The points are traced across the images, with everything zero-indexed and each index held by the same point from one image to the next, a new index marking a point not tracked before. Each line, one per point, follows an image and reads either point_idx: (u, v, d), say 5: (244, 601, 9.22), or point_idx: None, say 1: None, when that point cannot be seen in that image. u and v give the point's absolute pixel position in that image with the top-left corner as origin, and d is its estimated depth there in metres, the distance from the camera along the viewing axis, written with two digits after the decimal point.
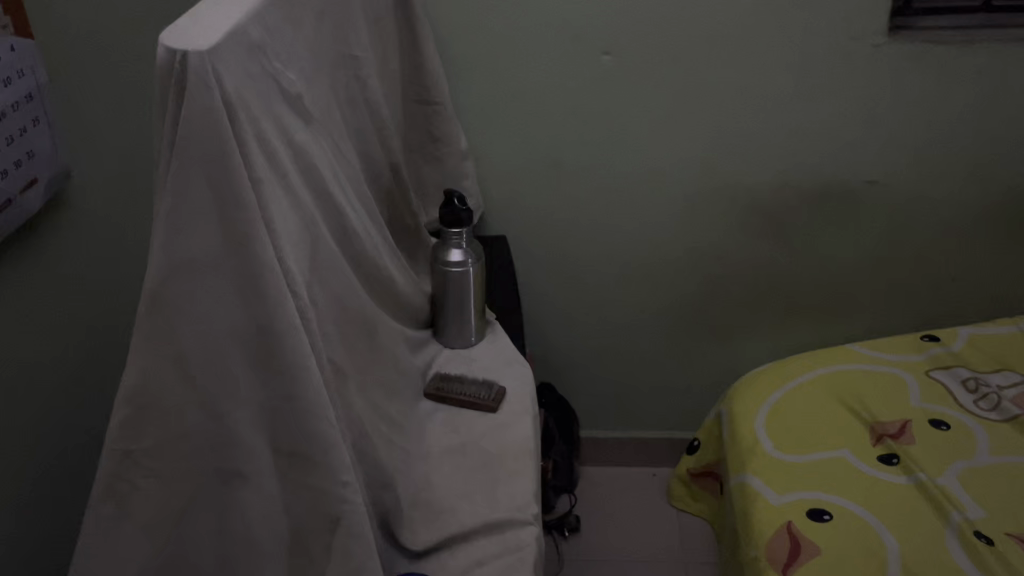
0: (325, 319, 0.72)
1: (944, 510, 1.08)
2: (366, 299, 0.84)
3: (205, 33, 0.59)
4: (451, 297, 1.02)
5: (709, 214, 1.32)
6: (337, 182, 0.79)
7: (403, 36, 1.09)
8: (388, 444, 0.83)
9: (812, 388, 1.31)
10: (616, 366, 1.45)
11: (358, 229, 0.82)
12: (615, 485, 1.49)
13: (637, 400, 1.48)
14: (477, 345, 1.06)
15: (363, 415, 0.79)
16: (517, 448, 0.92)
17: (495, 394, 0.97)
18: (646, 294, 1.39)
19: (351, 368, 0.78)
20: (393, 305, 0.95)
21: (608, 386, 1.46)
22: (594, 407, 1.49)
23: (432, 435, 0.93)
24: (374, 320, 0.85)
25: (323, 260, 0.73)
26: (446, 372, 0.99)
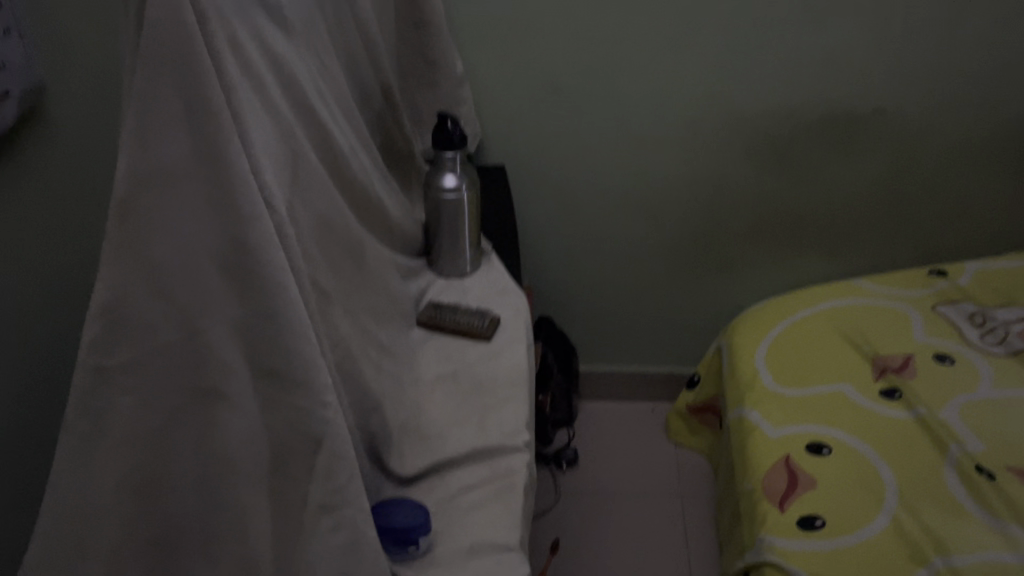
0: (309, 239, 0.70)
1: (944, 444, 1.06)
2: (353, 221, 0.82)
3: None
4: (445, 224, 1.00)
5: (712, 143, 1.28)
6: (321, 97, 0.76)
7: None
8: (377, 370, 0.82)
9: (815, 322, 1.29)
10: (617, 301, 1.42)
11: (343, 147, 0.79)
12: (614, 420, 1.48)
13: (638, 335, 1.45)
14: (471, 274, 1.04)
15: (351, 339, 0.77)
16: (510, 376, 0.90)
17: (489, 321, 0.95)
18: (647, 226, 1.36)
19: (338, 291, 0.76)
20: (383, 231, 0.92)
21: (609, 321, 1.44)
22: (595, 342, 1.47)
23: (424, 363, 0.91)
24: (362, 244, 0.83)
25: (305, 176, 0.70)
26: (440, 300, 0.97)
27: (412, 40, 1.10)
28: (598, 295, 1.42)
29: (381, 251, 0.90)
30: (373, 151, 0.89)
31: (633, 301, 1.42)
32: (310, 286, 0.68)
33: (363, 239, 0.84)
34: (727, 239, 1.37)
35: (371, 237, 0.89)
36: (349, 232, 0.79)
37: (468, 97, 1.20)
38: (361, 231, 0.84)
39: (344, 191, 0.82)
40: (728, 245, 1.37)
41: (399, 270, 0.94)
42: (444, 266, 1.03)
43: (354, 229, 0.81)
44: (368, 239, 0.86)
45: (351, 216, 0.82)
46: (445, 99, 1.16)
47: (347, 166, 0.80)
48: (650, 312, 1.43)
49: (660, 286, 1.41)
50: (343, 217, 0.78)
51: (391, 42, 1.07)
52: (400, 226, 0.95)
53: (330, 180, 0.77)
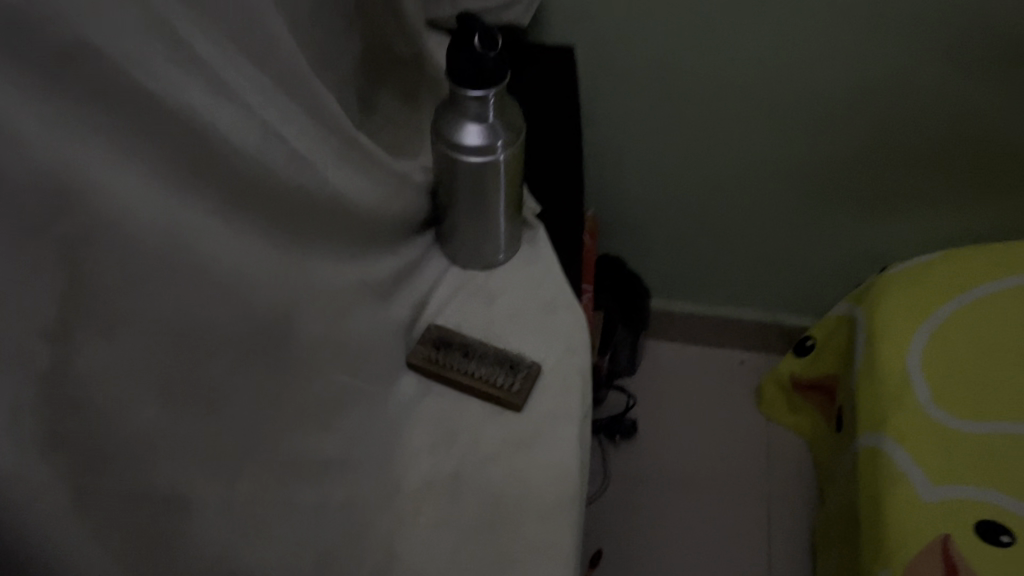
0: (108, 409, 0.32)
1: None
2: (265, 268, 0.43)
3: None
4: (464, 195, 0.60)
5: (901, 32, 0.80)
6: (163, 54, 0.34)
7: None
8: (303, 525, 0.46)
9: (1006, 306, 0.87)
10: (715, 229, 1.02)
11: (227, 141, 0.39)
12: (689, 372, 1.13)
13: (738, 271, 1.06)
14: (505, 265, 0.66)
15: (236, 520, 0.40)
16: (547, 492, 0.55)
17: (520, 376, 0.58)
18: (773, 137, 0.91)
19: (206, 446, 0.38)
20: (346, 231, 0.53)
21: (700, 252, 1.05)
22: (677, 275, 1.08)
23: (409, 456, 0.56)
24: (284, 307, 0.44)
25: (88, 270, 0.31)
26: (448, 328, 0.60)
27: None
28: (689, 219, 1.01)
29: (335, 277, 0.51)
30: (326, 106, 0.47)
31: (738, 233, 1.02)
32: (82, 527, 0.31)
33: (285, 290, 0.45)
34: (890, 168, 0.92)
35: (313, 257, 0.49)
36: (244, 309, 0.40)
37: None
38: (283, 272, 0.45)
39: (248, 210, 0.42)
40: (890, 173, 0.93)
41: (374, 290, 0.56)
42: (460, 253, 0.65)
43: (259, 290, 0.42)
44: (301, 275, 0.47)
45: (262, 257, 0.43)
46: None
47: (242, 169, 0.40)
48: (758, 247, 1.03)
49: (778, 217, 0.99)
50: (225, 287, 0.39)
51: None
52: (377, 215, 0.55)
53: (197, 221, 0.37)
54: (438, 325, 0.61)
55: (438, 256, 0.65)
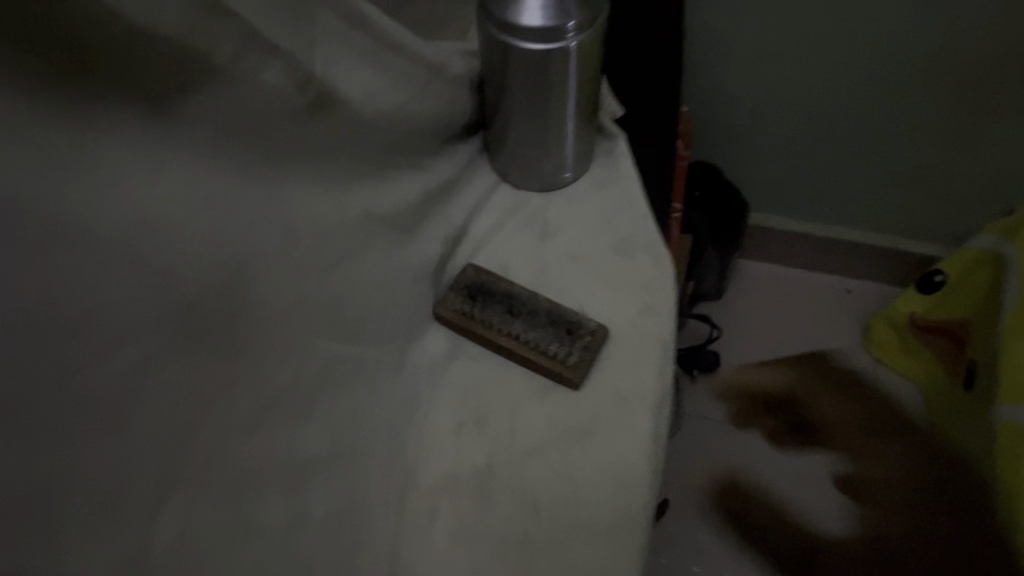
0: None
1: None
2: (148, 183, 0.30)
3: None
4: (517, 94, 0.45)
5: None
6: None
7: None
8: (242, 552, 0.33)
9: None
10: (833, 137, 0.79)
11: None
12: (784, 300, 0.93)
13: (859, 191, 0.84)
14: (570, 188, 0.50)
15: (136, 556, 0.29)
16: (600, 502, 0.41)
17: (578, 346, 0.44)
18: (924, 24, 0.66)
19: (42, 439, 0.27)
20: (337, 139, 0.38)
21: (810, 163, 0.82)
22: (777, 191, 0.86)
23: (426, 441, 0.42)
24: (189, 243, 0.31)
25: None
26: (491, 272, 0.46)
27: None
28: (797, 125, 0.78)
29: (318, 212, 0.38)
30: None
31: (858, 145, 0.79)
32: None
33: (190, 222, 0.31)
34: None
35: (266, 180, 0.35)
36: (87, 248, 0.28)
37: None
38: (196, 195, 0.32)
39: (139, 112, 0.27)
40: None
41: (384, 221, 0.41)
42: (512, 169, 0.49)
43: None
44: (232, 208, 0.34)
45: None
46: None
47: (106, 32, 0.27)
48: (886, 161, 0.80)
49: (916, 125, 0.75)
50: None
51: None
52: (388, 118, 0.40)
53: None
54: (478, 266, 0.46)
55: (485, 170, 0.50)
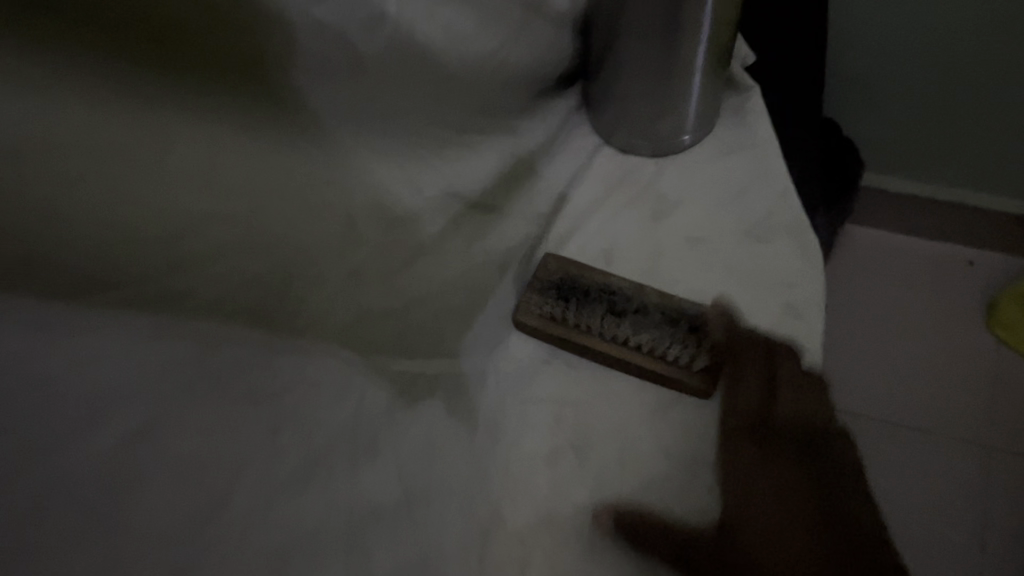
0: None
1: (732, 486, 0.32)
2: (172, 177, 0.23)
3: None
4: (633, 32, 0.35)
5: None
6: None
7: None
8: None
9: None
10: (953, 64, 0.57)
11: None
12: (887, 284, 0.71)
13: (977, 138, 0.63)
14: (689, 154, 0.41)
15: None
16: None
17: (706, 348, 0.34)
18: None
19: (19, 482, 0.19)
20: (406, 94, 0.29)
21: (919, 96, 0.61)
22: (884, 143, 0.66)
23: (513, 467, 0.33)
24: (198, 252, 0.24)
25: None
26: (580, 263, 0.37)
27: None
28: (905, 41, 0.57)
29: (386, 183, 0.30)
30: None
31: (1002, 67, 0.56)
32: None
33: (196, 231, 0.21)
34: None
35: (327, 147, 0.27)
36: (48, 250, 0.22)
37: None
38: (223, 164, 0.24)
39: None
40: None
41: (469, 204, 0.34)
42: (618, 129, 0.40)
43: None
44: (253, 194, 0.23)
45: None
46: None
47: None
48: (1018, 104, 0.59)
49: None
50: None
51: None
52: (471, 69, 0.31)
53: None
54: (563, 257, 0.37)
55: (585, 132, 0.41)
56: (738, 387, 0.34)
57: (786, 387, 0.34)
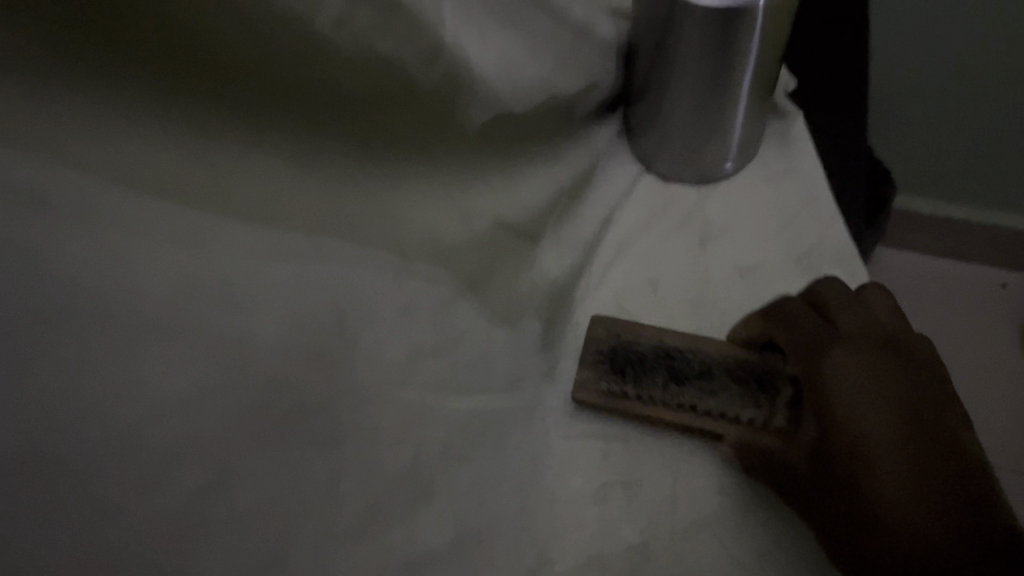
0: None
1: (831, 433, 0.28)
2: None
3: None
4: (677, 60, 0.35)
5: None
6: None
7: None
8: None
9: None
10: (987, 82, 0.56)
11: None
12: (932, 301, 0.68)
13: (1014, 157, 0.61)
14: (732, 180, 0.40)
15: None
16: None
17: (784, 404, 0.31)
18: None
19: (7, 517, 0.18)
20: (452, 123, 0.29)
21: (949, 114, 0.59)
22: (918, 166, 0.65)
23: (558, 507, 0.31)
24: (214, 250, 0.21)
25: None
26: (631, 324, 0.34)
27: None
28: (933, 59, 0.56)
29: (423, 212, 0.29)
30: None
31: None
32: None
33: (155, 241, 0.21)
34: None
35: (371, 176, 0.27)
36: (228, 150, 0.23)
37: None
38: None
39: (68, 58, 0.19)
40: None
41: (514, 231, 0.34)
42: (658, 155, 0.39)
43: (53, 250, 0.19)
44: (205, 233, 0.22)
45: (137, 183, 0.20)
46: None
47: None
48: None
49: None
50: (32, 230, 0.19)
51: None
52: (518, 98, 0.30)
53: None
54: (610, 320, 0.35)
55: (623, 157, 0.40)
56: (792, 322, 0.32)
57: (843, 311, 0.32)
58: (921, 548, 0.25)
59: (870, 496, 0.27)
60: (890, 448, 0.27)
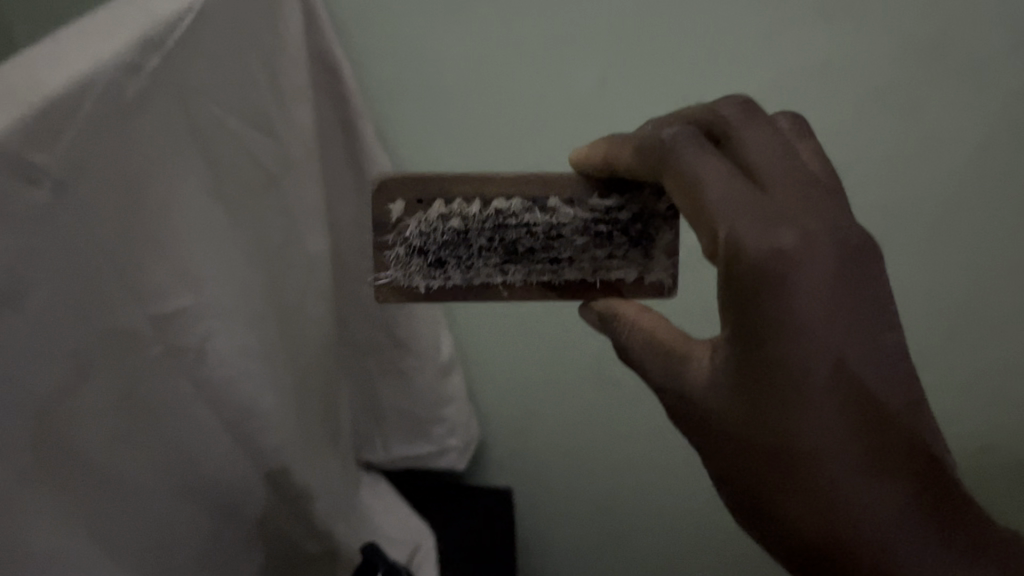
0: None
1: (779, 386, 0.32)
2: None
3: (41, 346, 0.34)
4: None
5: None
6: None
7: (338, 214, 0.66)
8: None
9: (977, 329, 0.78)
10: None
11: None
12: None
13: None
14: None
15: None
16: None
17: (658, 256, 0.44)
18: (989, 150, 0.64)
19: None
20: None
21: None
22: None
23: None
24: None
25: None
26: (418, 177, 0.42)
27: (359, 350, 0.73)
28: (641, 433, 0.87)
29: None
30: None
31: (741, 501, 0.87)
32: None
33: None
34: None
35: None
36: None
37: (479, 167, 0.70)
38: None
39: None
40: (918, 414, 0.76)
41: None
42: None
43: None
44: None
45: None
46: (388, 363, 0.73)
47: None
48: None
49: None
50: None
51: (281, 249, 0.57)
52: None
53: None
54: (394, 181, 0.42)
55: None
56: (717, 176, 0.33)
57: (783, 163, 0.34)
58: (803, 515, 0.32)
59: (789, 439, 0.32)
60: (833, 403, 0.31)
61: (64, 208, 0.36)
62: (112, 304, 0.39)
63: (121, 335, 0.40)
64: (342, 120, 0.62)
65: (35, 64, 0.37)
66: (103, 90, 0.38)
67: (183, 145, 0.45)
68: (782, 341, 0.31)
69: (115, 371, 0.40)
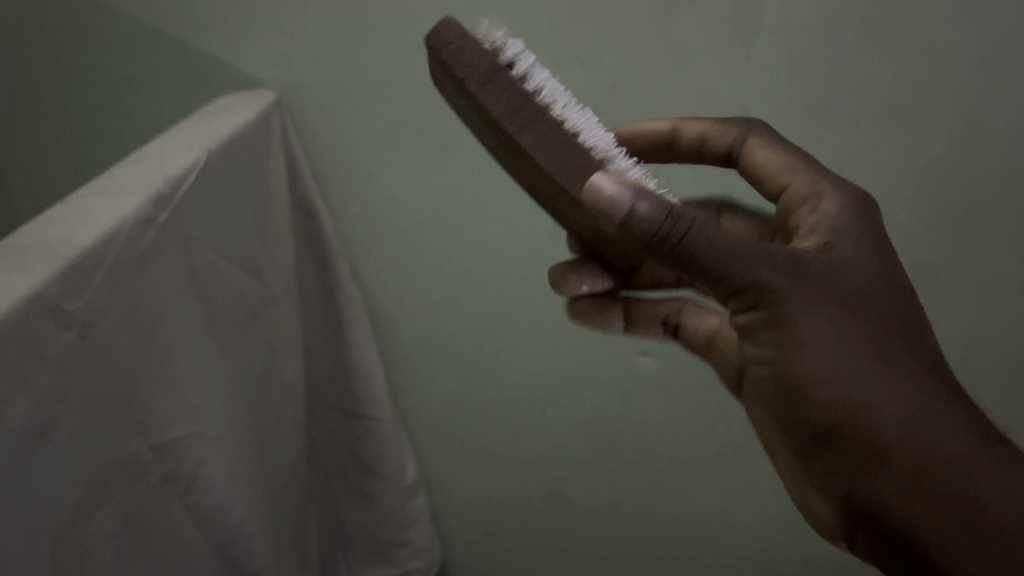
0: None
1: (875, 279, 0.41)
2: None
3: (61, 481, 0.38)
4: None
5: None
6: None
7: (316, 340, 0.70)
8: None
9: None
10: None
11: None
12: None
13: None
14: None
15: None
16: None
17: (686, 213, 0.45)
18: None
19: None
20: None
21: None
22: None
23: None
24: None
25: None
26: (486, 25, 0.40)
27: (329, 471, 0.76)
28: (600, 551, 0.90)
29: None
30: None
31: None
32: None
33: None
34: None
35: None
36: None
37: (447, 301, 0.74)
38: None
39: None
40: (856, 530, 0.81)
41: None
42: None
43: None
44: None
45: None
46: (355, 485, 0.76)
47: None
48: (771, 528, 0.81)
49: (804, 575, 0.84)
50: None
51: (264, 376, 0.62)
52: None
53: None
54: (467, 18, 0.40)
55: None
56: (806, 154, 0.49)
57: None
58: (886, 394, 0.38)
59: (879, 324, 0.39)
60: (903, 306, 0.41)
61: (88, 352, 0.40)
62: (118, 437, 0.43)
63: (127, 464, 0.44)
64: (319, 260, 0.68)
65: (68, 223, 0.42)
66: (124, 246, 0.43)
67: (184, 289, 0.50)
68: (865, 249, 0.42)
69: (120, 499, 0.43)
